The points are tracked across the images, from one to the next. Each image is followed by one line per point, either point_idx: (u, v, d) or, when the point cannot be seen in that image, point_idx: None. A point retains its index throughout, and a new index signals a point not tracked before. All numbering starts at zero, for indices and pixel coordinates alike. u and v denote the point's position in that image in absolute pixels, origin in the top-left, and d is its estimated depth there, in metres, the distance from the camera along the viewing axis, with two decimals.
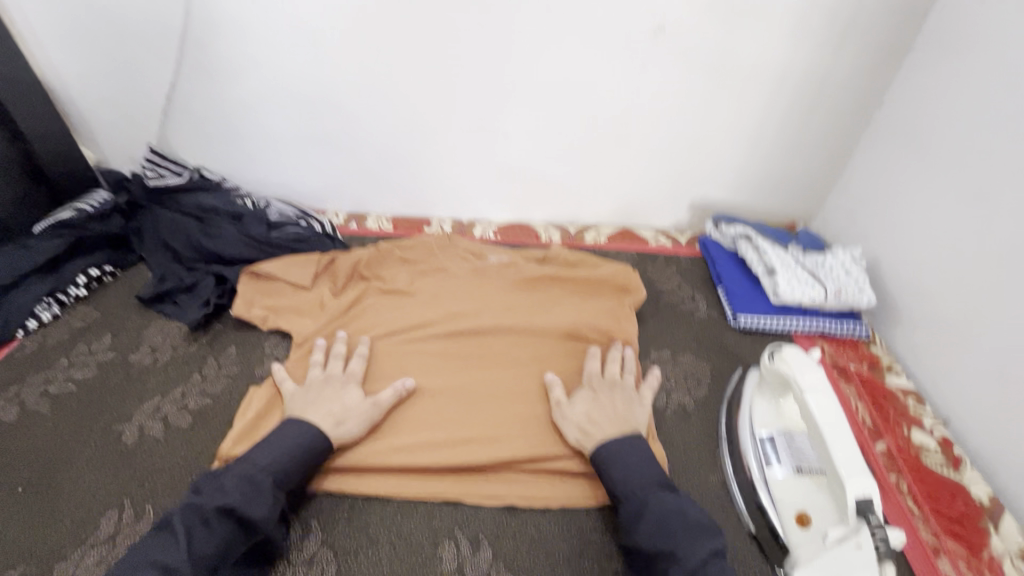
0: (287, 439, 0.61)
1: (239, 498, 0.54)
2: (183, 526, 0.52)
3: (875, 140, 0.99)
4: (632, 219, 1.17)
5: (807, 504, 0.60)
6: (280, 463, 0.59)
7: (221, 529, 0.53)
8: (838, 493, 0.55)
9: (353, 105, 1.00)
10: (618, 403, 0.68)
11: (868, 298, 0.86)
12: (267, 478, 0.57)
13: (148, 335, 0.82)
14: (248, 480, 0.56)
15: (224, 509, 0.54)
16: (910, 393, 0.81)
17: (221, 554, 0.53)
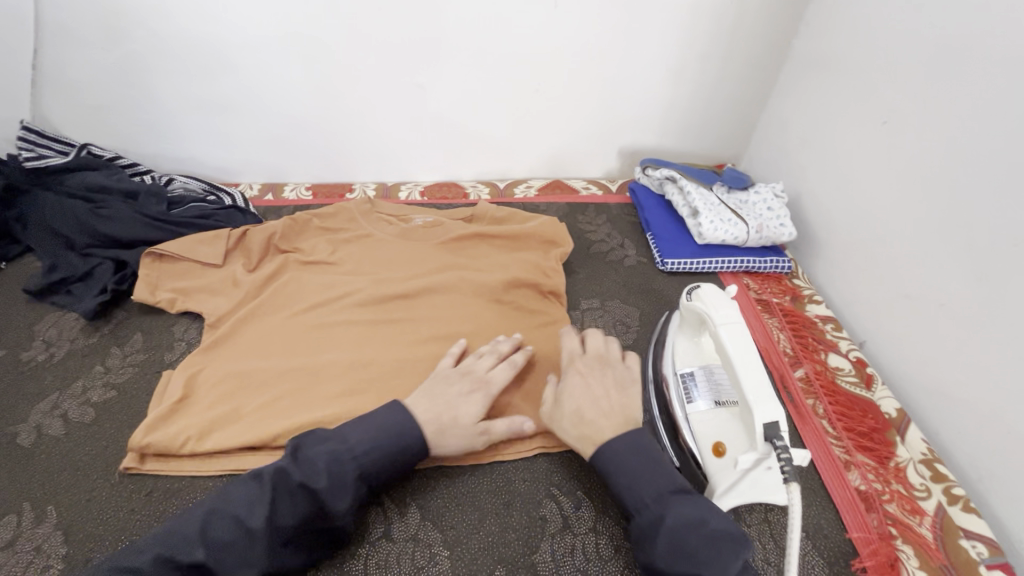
0: (379, 426, 0.55)
1: (325, 484, 0.50)
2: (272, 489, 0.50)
3: (794, 75, 0.99)
4: (563, 171, 1.15)
5: (724, 434, 0.60)
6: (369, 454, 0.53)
7: (298, 505, 0.50)
8: (747, 421, 0.56)
9: (251, 66, 0.93)
10: (612, 390, 0.59)
11: (788, 233, 0.89)
12: (354, 470, 0.52)
13: (42, 330, 0.76)
14: (336, 461, 0.52)
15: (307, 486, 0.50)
16: (828, 320, 0.84)
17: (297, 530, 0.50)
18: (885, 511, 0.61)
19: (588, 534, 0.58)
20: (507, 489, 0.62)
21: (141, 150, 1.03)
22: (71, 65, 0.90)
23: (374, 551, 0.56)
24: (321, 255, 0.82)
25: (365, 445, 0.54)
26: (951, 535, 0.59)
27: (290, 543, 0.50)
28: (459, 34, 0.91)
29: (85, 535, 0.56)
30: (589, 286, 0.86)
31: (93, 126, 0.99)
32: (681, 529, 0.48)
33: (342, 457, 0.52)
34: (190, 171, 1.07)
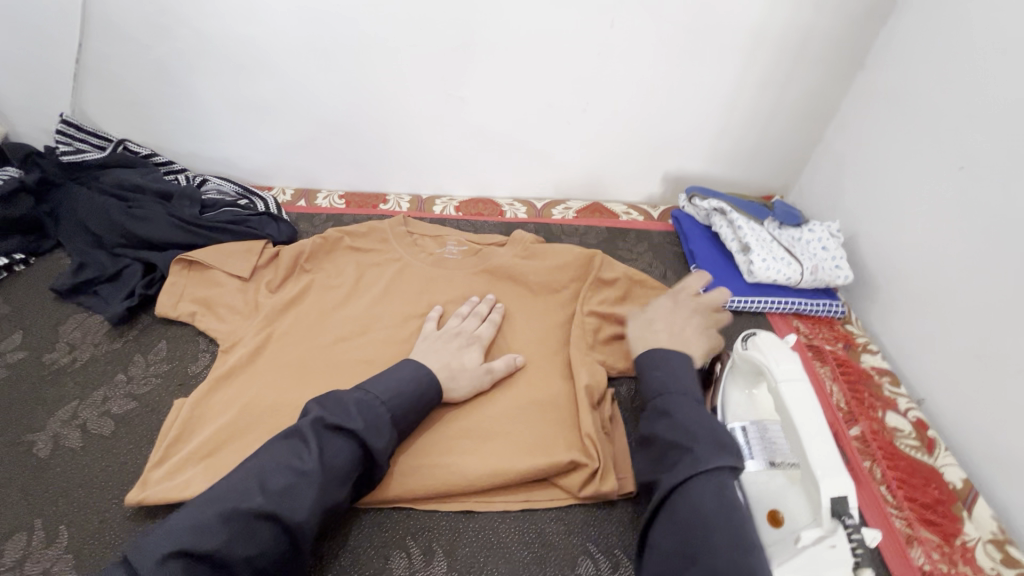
0: (280, 454, 0.51)
1: (361, 426, 0.53)
2: (315, 440, 0.52)
3: (857, 107, 0.93)
4: (602, 194, 1.11)
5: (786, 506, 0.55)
6: (394, 396, 0.57)
7: (345, 448, 0.52)
8: (812, 492, 0.51)
9: (292, 70, 0.91)
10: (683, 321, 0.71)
11: (844, 276, 0.84)
12: (387, 413, 0.56)
13: (66, 332, 0.74)
14: (369, 409, 0.55)
15: (343, 428, 0.53)
16: (885, 373, 0.78)
17: (347, 473, 0.52)
18: None
19: None
20: (536, 538, 0.58)
21: (176, 149, 1.02)
22: (112, 60, 0.89)
23: None
24: (349, 279, 0.80)
25: (400, 404, 0.58)
26: None
27: (345, 485, 0.52)
28: (506, 47, 0.88)
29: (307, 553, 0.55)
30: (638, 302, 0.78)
31: (129, 122, 0.97)
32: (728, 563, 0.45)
33: (373, 403, 0.56)
34: (223, 172, 1.06)
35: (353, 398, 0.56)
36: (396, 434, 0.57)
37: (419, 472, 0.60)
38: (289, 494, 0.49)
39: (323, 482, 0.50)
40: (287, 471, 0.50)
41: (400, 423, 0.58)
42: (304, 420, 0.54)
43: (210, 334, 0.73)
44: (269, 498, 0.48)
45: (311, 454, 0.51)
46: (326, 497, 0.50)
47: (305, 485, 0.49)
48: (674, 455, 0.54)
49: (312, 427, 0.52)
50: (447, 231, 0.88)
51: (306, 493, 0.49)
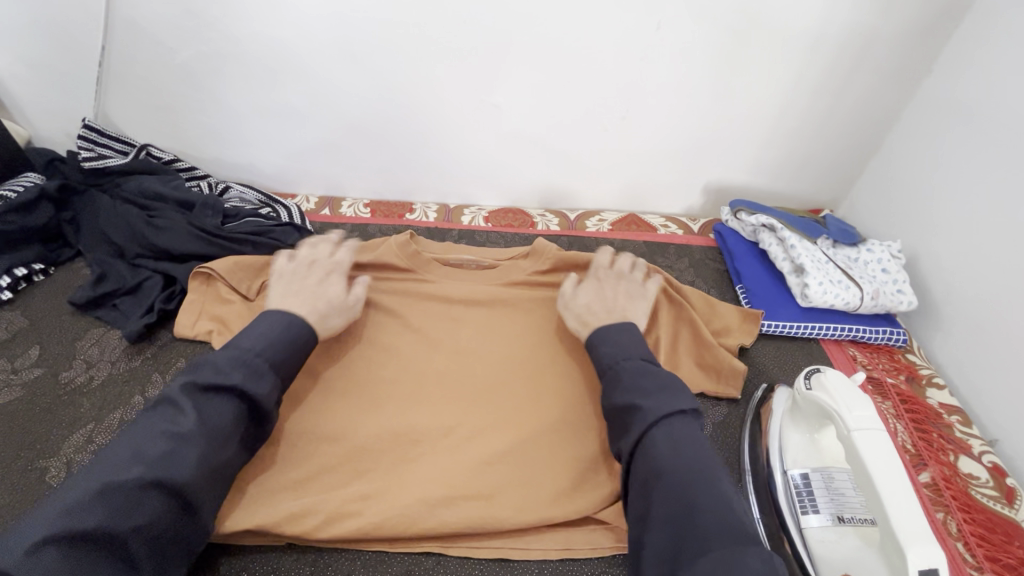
0: (155, 427, 0.49)
1: (240, 378, 0.53)
2: (186, 401, 0.51)
3: (923, 116, 0.86)
4: (638, 205, 1.05)
5: (857, 569, 0.50)
6: (273, 349, 0.57)
7: (223, 408, 0.52)
8: (894, 561, 0.46)
9: (318, 73, 0.87)
10: (620, 295, 0.70)
11: (907, 302, 0.77)
12: (264, 362, 0.55)
13: (83, 348, 0.71)
14: (240, 361, 0.54)
15: (220, 389, 0.52)
16: (953, 411, 0.72)
17: (228, 432, 0.52)
18: None
19: None
20: None
21: (200, 154, 0.99)
22: (135, 64, 0.86)
23: None
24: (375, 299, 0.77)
25: (278, 353, 0.57)
26: None
27: (227, 444, 0.51)
28: (543, 50, 0.83)
29: None
30: None
31: (152, 127, 0.94)
32: (698, 512, 0.45)
33: (245, 356, 0.55)
34: (246, 178, 1.02)
35: (224, 355, 0.54)
36: (279, 380, 0.57)
37: (450, 504, 0.57)
38: (169, 458, 0.48)
39: (206, 440, 0.50)
40: (163, 436, 0.48)
41: (283, 372, 0.57)
42: (177, 389, 0.52)
43: None
44: (149, 466, 0.47)
45: (187, 415, 0.50)
46: (206, 457, 0.49)
47: (185, 448, 0.48)
48: (624, 414, 0.55)
49: (184, 394, 0.51)
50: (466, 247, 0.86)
51: (187, 457, 0.48)
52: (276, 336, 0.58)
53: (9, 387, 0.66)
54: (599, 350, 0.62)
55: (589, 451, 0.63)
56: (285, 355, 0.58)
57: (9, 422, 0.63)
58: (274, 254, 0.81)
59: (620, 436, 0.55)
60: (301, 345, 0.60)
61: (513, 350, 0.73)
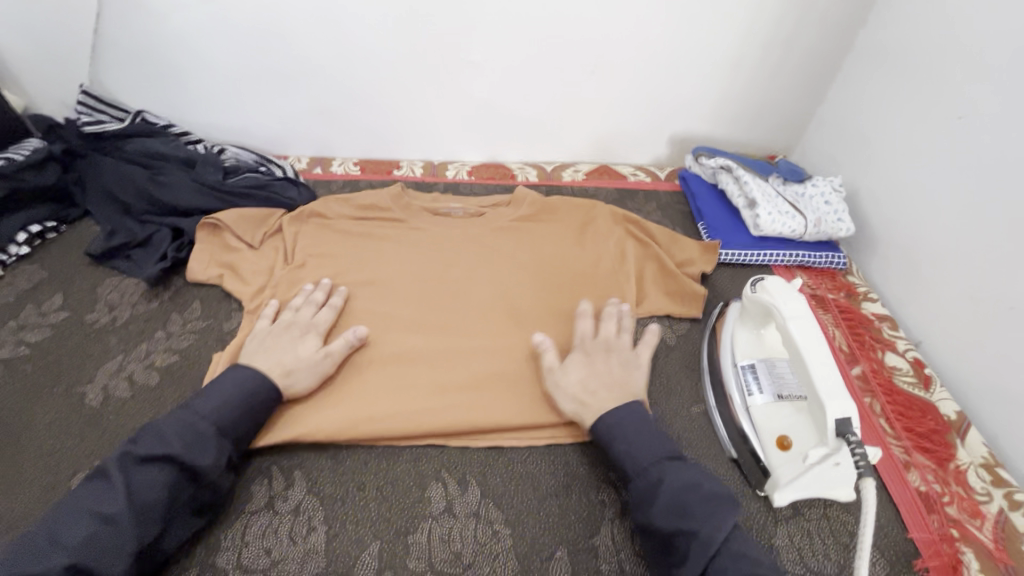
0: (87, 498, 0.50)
1: (180, 449, 0.53)
2: (119, 473, 0.51)
3: (861, 64, 0.95)
4: (611, 157, 1.13)
5: (791, 432, 0.61)
6: (226, 412, 0.57)
7: (159, 477, 0.52)
8: (818, 416, 0.56)
9: (305, 34, 0.91)
10: (614, 368, 0.65)
11: (846, 228, 0.87)
12: (212, 427, 0.56)
13: (103, 294, 0.77)
14: (187, 427, 0.55)
15: (158, 457, 0.52)
16: (885, 318, 0.82)
17: (163, 508, 0.51)
18: (946, 513, 0.61)
19: None
20: (562, 468, 0.63)
21: (193, 120, 1.03)
22: (128, 30, 0.90)
23: (436, 525, 0.57)
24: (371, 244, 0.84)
25: (229, 417, 0.57)
26: (1014, 538, 0.59)
27: (155, 525, 0.51)
28: (516, 7, 0.89)
29: (352, 484, 0.61)
30: (641, 247, 0.86)
31: (145, 94, 0.99)
32: None
33: (195, 420, 0.56)
34: (238, 142, 1.07)
35: (169, 422, 0.55)
36: (232, 443, 0.57)
37: (441, 406, 0.65)
38: (91, 541, 0.48)
39: (137, 522, 0.50)
40: (93, 516, 0.49)
41: (232, 434, 0.58)
42: (111, 457, 0.53)
43: (241, 296, 0.77)
44: (70, 552, 0.47)
45: (118, 490, 0.50)
46: (140, 536, 0.50)
47: (114, 531, 0.48)
48: (674, 541, 0.51)
49: (118, 462, 0.52)
50: (455, 195, 0.94)
51: (120, 541, 0.48)
52: (236, 396, 0.59)
53: (39, 327, 0.73)
54: (612, 452, 0.58)
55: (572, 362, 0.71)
56: (236, 423, 0.58)
57: (45, 358, 0.70)
58: (274, 206, 0.87)
59: (666, 562, 0.52)
60: (251, 412, 0.59)
61: (498, 282, 0.81)
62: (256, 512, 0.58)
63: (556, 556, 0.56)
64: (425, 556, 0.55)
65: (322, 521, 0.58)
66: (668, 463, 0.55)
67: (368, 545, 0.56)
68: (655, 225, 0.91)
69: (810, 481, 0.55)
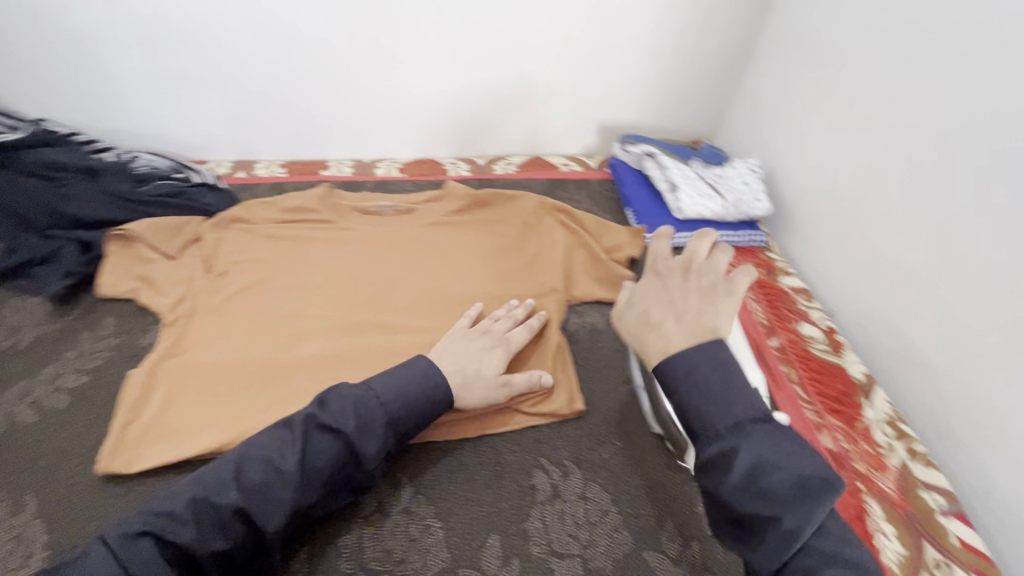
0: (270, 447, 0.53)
1: (353, 428, 0.54)
2: (302, 434, 0.53)
3: (771, 49, 0.99)
4: (543, 148, 1.14)
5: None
6: (396, 393, 0.57)
7: (331, 446, 0.53)
8: None
9: (216, 32, 0.88)
10: (689, 298, 0.52)
11: (763, 207, 0.91)
12: (383, 417, 0.56)
13: (5, 316, 0.73)
14: (364, 407, 0.55)
15: (336, 429, 0.54)
16: (800, 291, 0.87)
17: (326, 476, 0.52)
18: (853, 468, 0.65)
19: (577, 500, 0.61)
20: (493, 459, 0.64)
21: (100, 127, 0.98)
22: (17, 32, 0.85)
23: (367, 526, 0.57)
24: (296, 248, 0.83)
25: (400, 407, 0.57)
26: (912, 486, 0.64)
27: (321, 488, 0.52)
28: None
29: None
30: (569, 236, 0.87)
31: (44, 101, 0.93)
32: None
33: (371, 401, 0.56)
34: (153, 148, 1.02)
35: (353, 396, 0.56)
36: (393, 434, 0.56)
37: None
38: (264, 492, 0.50)
39: (301, 481, 0.51)
40: (267, 468, 0.51)
41: (398, 427, 0.57)
42: (298, 415, 0.55)
43: (156, 309, 0.74)
44: (243, 496, 0.49)
45: (294, 453, 0.52)
46: (298, 496, 0.51)
47: (279, 484, 0.50)
48: (750, 521, 0.44)
49: (304, 424, 0.54)
50: (383, 194, 0.93)
51: (277, 497, 0.50)
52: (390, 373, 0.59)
53: None
54: (684, 404, 0.48)
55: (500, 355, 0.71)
56: (400, 408, 0.57)
57: None
58: (191, 214, 0.84)
59: (744, 544, 0.45)
60: (427, 405, 0.59)
61: (428, 279, 0.81)
62: None
63: (488, 544, 0.57)
64: (355, 557, 0.55)
65: None
66: (749, 429, 0.45)
67: (296, 553, 0.55)
68: (586, 213, 0.93)
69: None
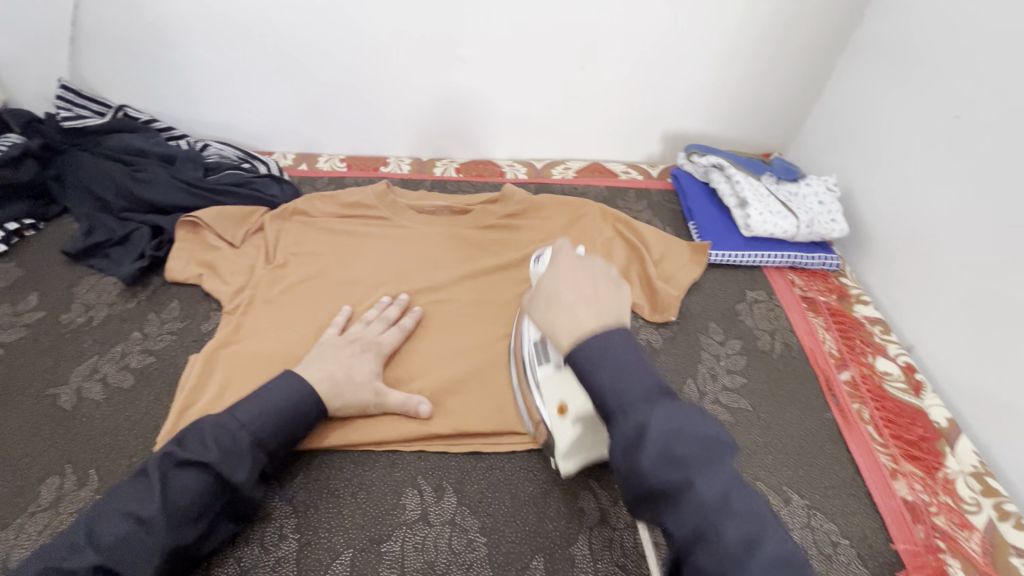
0: (126, 498, 0.49)
1: (217, 458, 0.51)
2: (159, 476, 0.50)
3: (862, 57, 0.92)
4: (603, 154, 1.11)
5: (565, 396, 0.58)
6: (262, 422, 0.55)
7: (194, 482, 0.50)
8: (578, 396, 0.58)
9: (285, 26, 0.89)
10: (600, 283, 0.49)
11: (839, 229, 0.85)
12: (248, 438, 0.54)
13: (80, 293, 0.77)
14: (226, 434, 0.53)
15: (196, 462, 0.51)
16: (877, 321, 0.81)
17: (197, 512, 0.50)
18: (933, 524, 0.60)
19: (626, 528, 0.58)
20: (542, 476, 0.62)
21: (175, 116, 1.02)
22: (104, 23, 0.89)
23: (411, 534, 0.56)
24: (353, 244, 0.83)
25: (265, 426, 0.55)
26: (1001, 552, 0.57)
27: (198, 522, 0.50)
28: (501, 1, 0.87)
29: (328, 490, 0.59)
30: (629, 247, 0.84)
31: (126, 89, 0.97)
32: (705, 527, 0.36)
33: (233, 430, 0.53)
34: (223, 137, 1.06)
35: (213, 424, 0.54)
36: (262, 456, 0.55)
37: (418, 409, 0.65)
38: (126, 543, 0.47)
39: (169, 525, 0.48)
40: (126, 519, 0.48)
41: (269, 445, 0.55)
42: (154, 458, 0.52)
43: (219, 297, 0.76)
44: (102, 551, 0.46)
45: (154, 496, 0.49)
46: (176, 536, 0.49)
47: (147, 534, 0.47)
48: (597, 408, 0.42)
49: (159, 464, 0.51)
50: (440, 194, 0.92)
51: (147, 544, 0.47)
52: (277, 405, 0.57)
53: (13, 327, 0.72)
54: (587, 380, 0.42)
55: None
56: (271, 433, 0.55)
57: (16, 359, 0.69)
58: (255, 204, 0.86)
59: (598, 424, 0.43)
60: (293, 420, 0.57)
61: (481, 282, 0.80)
62: None
63: (532, 567, 0.55)
64: (398, 564, 0.54)
65: (294, 528, 0.56)
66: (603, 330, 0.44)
67: (340, 554, 0.55)
68: (647, 225, 0.89)
69: (578, 437, 0.57)
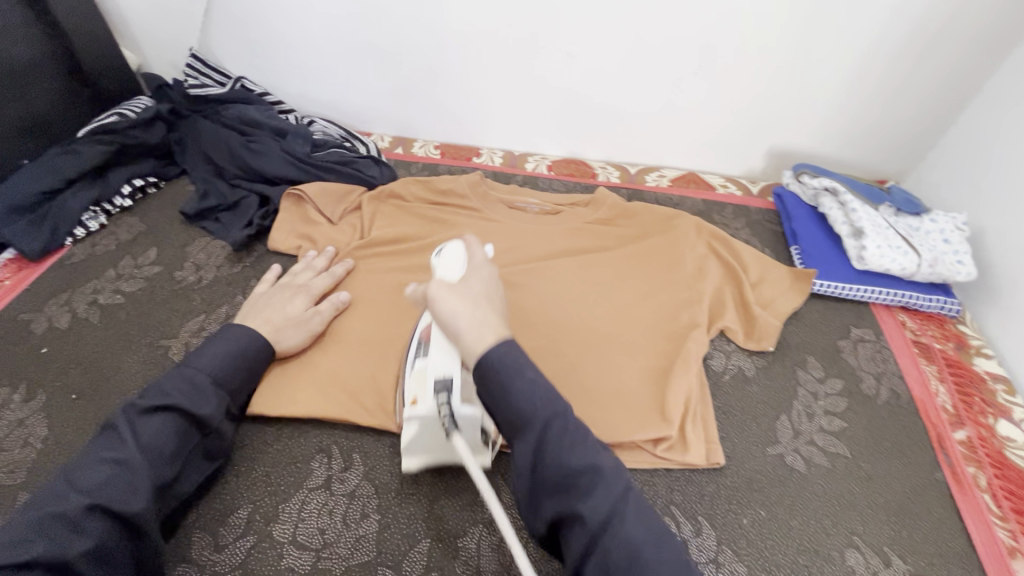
0: (100, 451, 0.51)
1: (180, 398, 0.55)
2: (125, 424, 0.52)
3: (1014, 86, 0.82)
4: (700, 165, 1.07)
5: (417, 390, 0.56)
6: (219, 364, 0.59)
7: (163, 423, 0.53)
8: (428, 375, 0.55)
9: (398, 13, 0.90)
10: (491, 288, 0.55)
11: (966, 273, 0.78)
12: (207, 379, 0.58)
13: (193, 253, 0.81)
14: (183, 379, 0.57)
15: (161, 407, 0.54)
16: (1000, 379, 0.73)
17: (173, 449, 0.53)
18: None
19: (707, 563, 0.56)
20: None
21: (286, 90, 1.06)
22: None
23: (487, 533, 0.56)
24: (443, 232, 0.83)
25: (221, 367, 0.59)
26: None
27: (175, 462, 0.53)
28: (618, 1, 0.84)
29: (409, 476, 0.60)
30: (725, 266, 0.80)
31: (246, 62, 1.02)
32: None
33: (191, 374, 0.57)
34: (327, 115, 1.09)
35: (168, 376, 0.56)
36: (225, 396, 0.59)
37: None
38: (109, 483, 0.48)
39: (148, 462, 0.51)
40: (107, 463, 0.49)
41: (228, 386, 0.59)
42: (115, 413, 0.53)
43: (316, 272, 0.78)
44: (89, 495, 0.47)
45: (127, 440, 0.51)
46: (157, 473, 0.51)
47: (130, 473, 0.49)
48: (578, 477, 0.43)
49: (124, 415, 0.53)
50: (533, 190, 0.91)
51: (135, 480, 0.49)
52: (229, 352, 0.60)
53: (132, 278, 0.78)
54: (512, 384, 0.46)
55: (640, 386, 0.67)
56: (226, 374, 0.59)
57: (135, 308, 0.74)
58: (354, 184, 0.88)
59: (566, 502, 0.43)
60: (243, 363, 0.61)
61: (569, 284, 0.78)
62: (316, 485, 0.59)
63: None
64: (473, 562, 0.55)
65: (376, 509, 0.58)
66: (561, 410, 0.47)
67: (418, 542, 0.56)
68: (745, 245, 0.84)
69: (415, 435, 0.56)
